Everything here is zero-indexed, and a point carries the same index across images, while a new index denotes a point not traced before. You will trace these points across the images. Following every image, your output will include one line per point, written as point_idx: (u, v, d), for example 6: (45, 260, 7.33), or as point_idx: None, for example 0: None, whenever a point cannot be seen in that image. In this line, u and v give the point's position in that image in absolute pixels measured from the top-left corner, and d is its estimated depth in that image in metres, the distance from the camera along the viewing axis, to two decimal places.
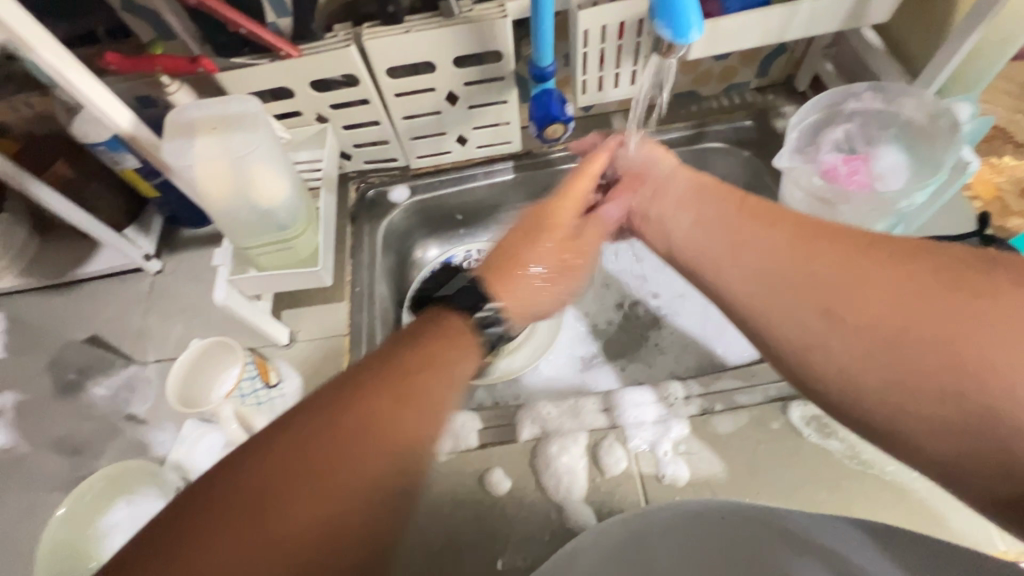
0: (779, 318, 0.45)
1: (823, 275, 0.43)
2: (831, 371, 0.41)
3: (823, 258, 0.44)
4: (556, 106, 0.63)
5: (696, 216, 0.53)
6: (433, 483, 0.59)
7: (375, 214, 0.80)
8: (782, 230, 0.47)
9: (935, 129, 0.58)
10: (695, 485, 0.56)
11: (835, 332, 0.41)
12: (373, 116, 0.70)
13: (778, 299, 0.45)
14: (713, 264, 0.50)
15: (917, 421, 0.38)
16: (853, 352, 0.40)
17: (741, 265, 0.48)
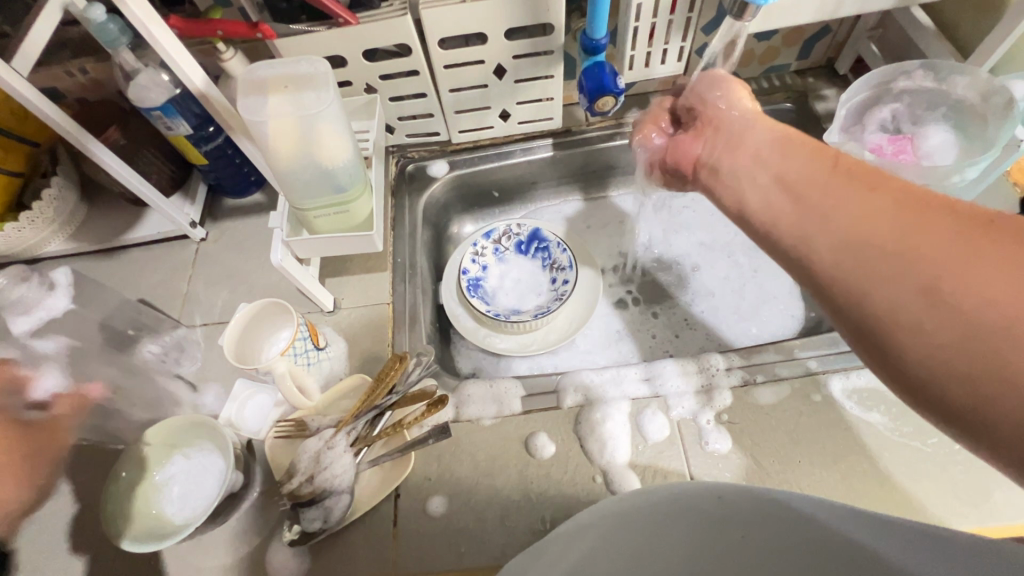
0: (861, 282, 0.34)
1: (931, 243, 0.32)
2: (916, 356, 0.31)
3: (934, 226, 0.32)
4: (609, 78, 0.63)
5: (779, 168, 0.43)
6: (479, 445, 0.60)
7: (415, 187, 0.81)
8: (889, 187, 0.36)
9: (986, 107, 0.58)
10: (739, 455, 0.57)
11: (932, 309, 0.30)
12: (421, 87, 0.71)
13: (865, 262, 0.34)
14: (790, 221, 0.40)
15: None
16: (949, 334, 0.30)
17: (826, 222, 0.37)
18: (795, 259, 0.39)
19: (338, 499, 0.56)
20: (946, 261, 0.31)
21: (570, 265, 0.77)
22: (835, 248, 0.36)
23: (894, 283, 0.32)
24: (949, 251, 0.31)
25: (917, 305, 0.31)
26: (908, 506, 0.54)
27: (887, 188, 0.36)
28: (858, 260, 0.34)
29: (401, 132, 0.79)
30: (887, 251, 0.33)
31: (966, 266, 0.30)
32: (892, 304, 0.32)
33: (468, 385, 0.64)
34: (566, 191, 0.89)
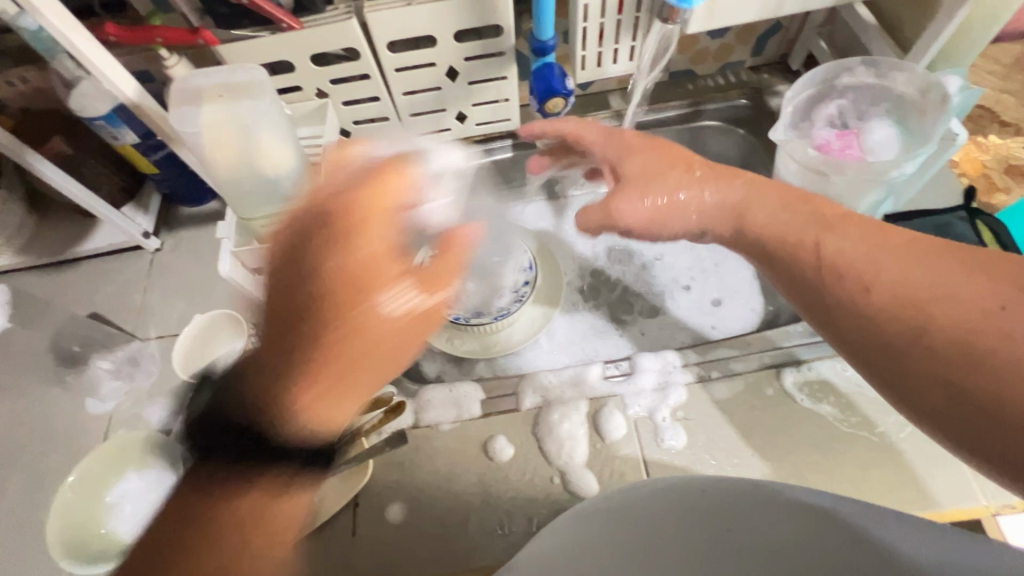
0: (876, 310, 0.41)
1: (928, 281, 0.40)
2: (915, 372, 0.38)
3: (930, 266, 0.40)
4: (557, 80, 0.64)
5: (772, 236, 0.48)
6: (438, 451, 0.60)
7: None
8: (877, 251, 0.43)
9: (925, 102, 0.60)
10: (694, 450, 0.58)
11: (934, 335, 0.38)
12: (374, 91, 0.70)
13: (882, 292, 0.41)
14: (803, 252, 0.46)
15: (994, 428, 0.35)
16: (940, 356, 0.37)
17: (843, 294, 0.43)
18: (805, 282, 0.46)
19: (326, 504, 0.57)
20: (943, 298, 0.38)
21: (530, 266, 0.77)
22: (852, 279, 0.42)
23: (911, 344, 0.39)
24: (946, 310, 0.38)
25: (914, 332, 0.39)
26: (856, 494, 0.55)
27: (884, 248, 0.43)
28: (877, 327, 0.41)
29: (358, 135, 0.79)
30: (896, 317, 0.40)
31: (956, 302, 0.38)
32: (899, 329, 0.39)
33: (426, 390, 0.64)
34: (529, 192, 0.88)
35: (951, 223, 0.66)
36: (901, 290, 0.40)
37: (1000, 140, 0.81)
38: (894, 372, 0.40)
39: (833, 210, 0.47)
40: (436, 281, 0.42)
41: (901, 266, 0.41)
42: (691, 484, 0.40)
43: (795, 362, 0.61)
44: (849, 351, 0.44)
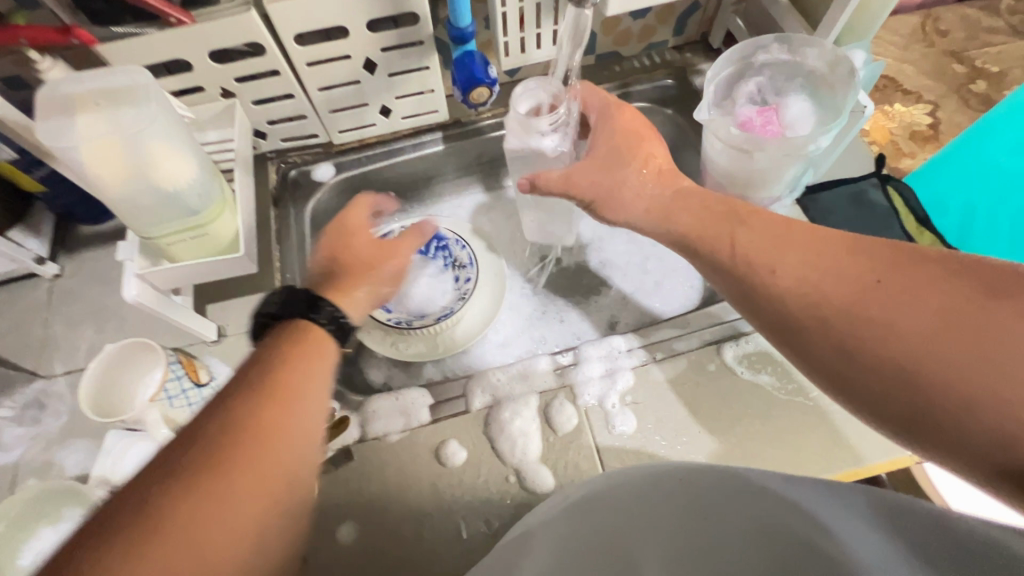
0: (774, 280, 0.44)
1: (820, 254, 0.43)
2: (809, 333, 0.41)
3: (823, 240, 0.44)
4: (480, 68, 0.62)
5: (693, 232, 0.52)
6: (388, 463, 0.58)
7: (299, 195, 0.77)
8: (780, 240, 0.46)
9: (834, 76, 0.62)
10: (644, 433, 0.58)
11: (819, 297, 0.41)
12: (286, 88, 0.66)
13: (782, 263, 0.44)
14: (714, 237, 0.50)
15: (869, 376, 0.37)
16: (827, 316, 0.40)
17: (752, 278, 0.46)
18: (719, 261, 0.49)
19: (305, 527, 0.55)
20: (827, 266, 0.42)
21: (470, 261, 0.75)
22: (757, 256, 0.46)
23: (806, 312, 0.41)
24: (831, 276, 0.41)
25: (804, 295, 0.42)
26: (799, 458, 0.57)
27: (786, 230, 0.47)
28: (780, 304, 0.43)
29: (275, 135, 0.74)
30: (797, 296, 0.42)
31: (838, 268, 0.41)
32: (793, 294, 0.43)
33: (373, 401, 0.61)
34: (466, 184, 0.85)
35: (864, 190, 0.69)
36: (799, 272, 0.43)
37: (903, 107, 0.86)
38: (796, 343, 0.42)
39: (746, 207, 0.51)
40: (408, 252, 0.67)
41: (801, 252, 0.44)
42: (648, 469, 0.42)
43: (734, 336, 0.62)
44: (760, 328, 0.46)
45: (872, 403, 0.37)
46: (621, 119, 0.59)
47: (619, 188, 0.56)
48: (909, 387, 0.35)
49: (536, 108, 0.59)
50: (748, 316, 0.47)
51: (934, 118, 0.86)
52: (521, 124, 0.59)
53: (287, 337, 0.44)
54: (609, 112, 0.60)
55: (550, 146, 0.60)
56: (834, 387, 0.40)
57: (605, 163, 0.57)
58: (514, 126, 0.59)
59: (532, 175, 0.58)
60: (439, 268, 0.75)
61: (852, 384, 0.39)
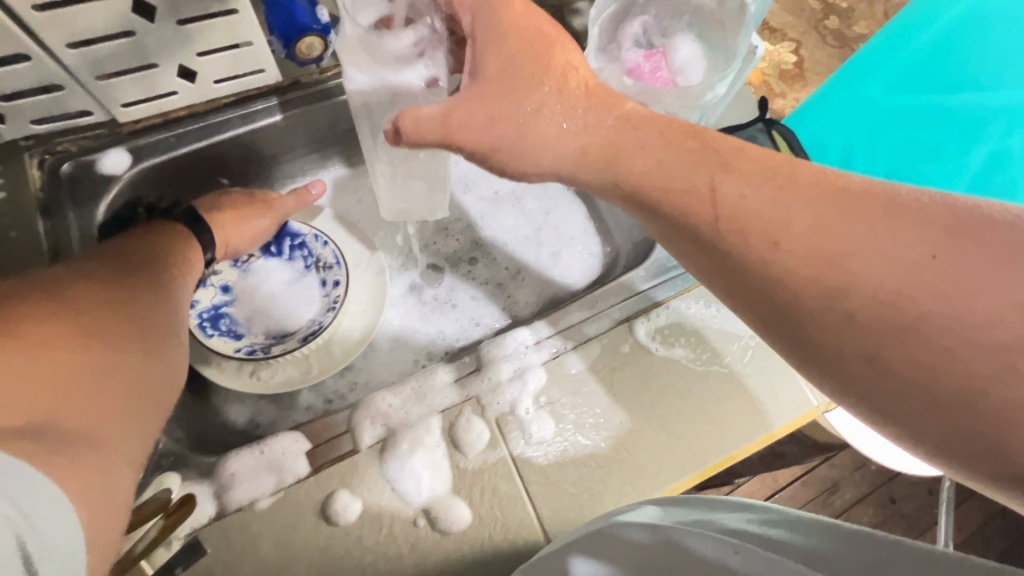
0: (788, 265, 0.31)
1: (851, 223, 0.30)
2: (837, 341, 0.30)
3: (848, 202, 0.31)
4: (304, 11, 0.51)
5: (653, 180, 0.38)
6: (259, 538, 0.46)
7: (83, 198, 0.58)
8: (785, 193, 0.33)
9: (723, 13, 0.56)
10: (563, 436, 0.52)
11: (856, 292, 0.29)
12: (11, 46, 0.45)
13: (802, 239, 0.31)
14: (673, 191, 0.36)
15: (922, 403, 0.28)
16: (867, 320, 0.29)
17: (747, 250, 0.33)
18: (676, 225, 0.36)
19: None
20: (863, 244, 0.30)
21: (337, 260, 0.63)
22: (760, 225, 0.32)
23: (832, 312, 0.30)
24: (869, 262, 0.29)
25: (831, 288, 0.30)
26: (721, 432, 0.54)
27: (791, 186, 0.33)
28: (791, 297, 0.31)
29: (21, 116, 0.52)
30: (817, 279, 0.30)
31: (879, 247, 0.29)
32: (817, 288, 0.30)
33: (228, 461, 0.49)
34: (327, 158, 0.72)
35: (752, 137, 0.66)
36: (819, 244, 0.31)
37: (773, 46, 0.85)
38: (802, 342, 0.32)
39: (725, 143, 0.37)
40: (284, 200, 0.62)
41: (819, 210, 0.31)
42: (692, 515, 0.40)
43: (645, 311, 0.57)
44: (748, 317, 0.35)
45: (920, 431, 0.29)
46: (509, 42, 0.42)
47: None
48: (970, 414, 0.27)
49: (379, 21, 0.47)
50: (737, 303, 0.35)
51: (799, 56, 0.86)
52: (367, 43, 0.45)
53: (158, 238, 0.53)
54: (488, 15, 0.42)
55: (414, 80, 0.47)
56: (861, 405, 0.31)
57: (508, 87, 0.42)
58: (359, 49, 0.45)
59: (396, 117, 0.43)
60: (299, 271, 0.64)
61: (895, 406, 0.29)
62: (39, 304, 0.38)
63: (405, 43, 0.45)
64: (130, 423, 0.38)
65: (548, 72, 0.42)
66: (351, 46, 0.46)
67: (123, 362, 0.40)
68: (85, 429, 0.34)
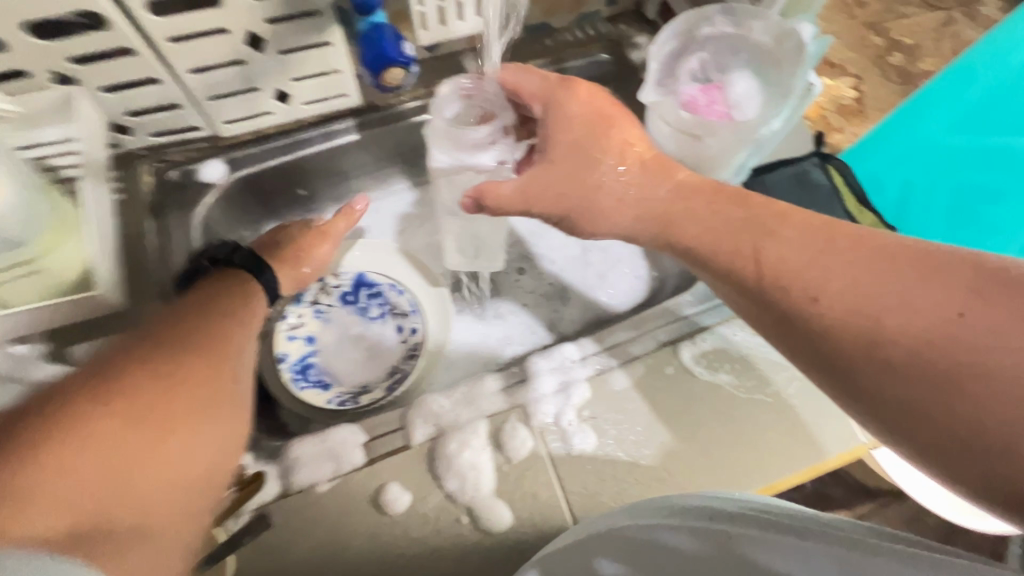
0: (826, 315, 0.36)
1: (884, 280, 0.35)
2: (874, 384, 0.34)
3: (882, 263, 0.36)
4: (391, 45, 0.55)
5: (704, 242, 0.44)
6: (317, 520, 0.50)
7: (183, 202, 0.64)
8: (823, 254, 0.38)
9: (782, 52, 0.59)
10: (605, 450, 0.54)
11: (887, 342, 0.33)
12: (146, 71, 0.52)
13: (841, 292, 0.36)
14: (727, 244, 0.42)
15: (953, 445, 0.30)
16: (898, 366, 0.33)
17: (789, 304, 0.38)
18: (728, 276, 0.42)
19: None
20: (896, 299, 0.34)
21: (413, 308, 0.66)
22: (800, 277, 0.38)
23: (868, 357, 0.34)
24: (903, 316, 0.33)
25: (865, 337, 0.34)
26: (763, 461, 0.55)
27: (831, 246, 0.38)
28: (831, 342, 0.36)
29: (143, 130, 0.60)
30: (852, 331, 0.35)
31: (911, 302, 0.33)
32: (852, 335, 0.35)
33: (293, 446, 0.52)
34: (388, 176, 0.77)
35: (807, 170, 0.66)
36: (855, 301, 0.35)
37: (832, 81, 0.86)
38: (842, 382, 0.36)
39: (766, 209, 0.43)
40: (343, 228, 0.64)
41: (855, 268, 0.36)
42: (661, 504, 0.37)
43: (691, 335, 0.59)
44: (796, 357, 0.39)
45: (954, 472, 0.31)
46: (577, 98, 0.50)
47: (585, 179, 0.49)
48: (1001, 459, 0.29)
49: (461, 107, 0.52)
50: (786, 345, 0.39)
51: (859, 91, 0.86)
52: (451, 135, 0.51)
53: (225, 283, 0.52)
54: (556, 97, 0.51)
55: (488, 161, 0.52)
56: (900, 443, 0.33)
57: (576, 141, 0.49)
58: (444, 136, 0.51)
59: (477, 193, 0.51)
60: (374, 319, 0.66)
61: (931, 447, 0.31)
62: (102, 379, 0.36)
63: (483, 133, 0.51)
64: (187, 502, 0.37)
65: (611, 133, 0.50)
66: (438, 135, 0.51)
67: (187, 433, 0.38)
68: (139, 527, 0.33)
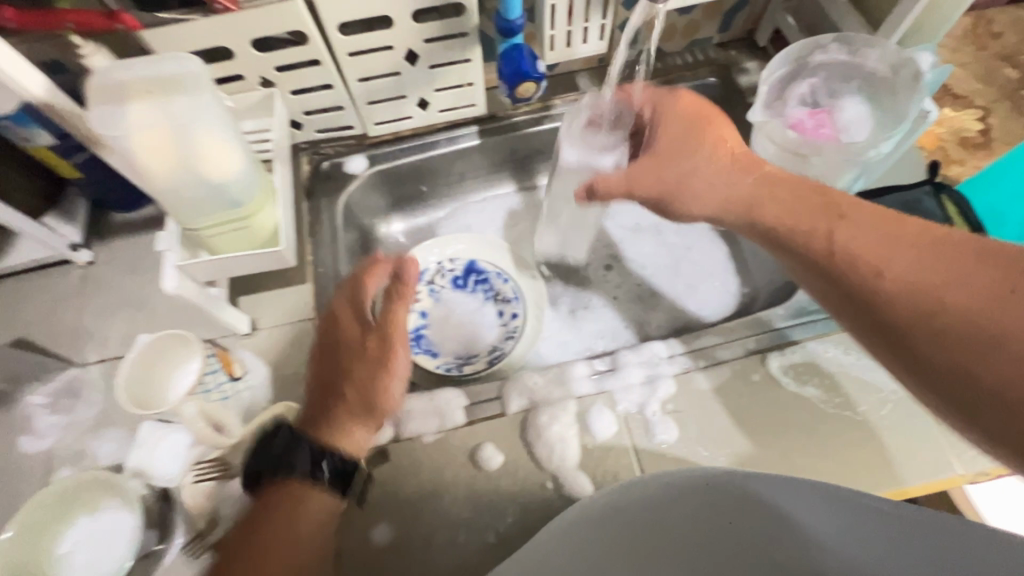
0: (891, 289, 0.42)
1: (946, 264, 0.41)
2: (928, 350, 0.39)
3: (946, 251, 0.41)
4: (527, 63, 0.63)
5: (786, 225, 0.49)
6: (423, 465, 0.57)
7: (332, 188, 0.76)
8: (891, 241, 0.44)
9: (896, 79, 0.61)
10: (686, 443, 0.57)
11: (940, 314, 0.39)
12: (325, 78, 0.64)
13: (904, 269, 0.42)
14: (805, 228, 0.48)
15: (992, 404, 0.36)
16: (945, 334, 0.38)
17: (855, 278, 0.44)
18: (805, 255, 0.48)
19: (221, 523, 0.54)
20: (952, 279, 0.40)
21: (516, 296, 0.74)
22: (870, 256, 0.44)
23: (923, 325, 0.40)
24: (956, 294, 0.39)
25: (920, 307, 0.40)
26: (845, 477, 0.55)
27: (898, 234, 0.44)
28: (889, 311, 0.42)
29: (311, 127, 0.72)
30: (909, 304, 0.41)
31: (963, 282, 0.39)
32: (907, 305, 0.41)
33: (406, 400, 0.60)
34: (497, 179, 0.85)
35: (918, 199, 0.66)
36: (917, 280, 0.41)
37: (954, 112, 0.83)
38: (900, 348, 0.41)
39: (844, 199, 0.48)
40: (407, 316, 0.55)
41: (918, 255, 0.42)
42: (695, 474, 0.41)
43: (780, 346, 0.60)
44: (861, 328, 0.44)
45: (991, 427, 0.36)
46: (673, 110, 0.57)
47: (685, 179, 0.54)
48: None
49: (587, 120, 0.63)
50: (851, 315, 0.45)
51: (985, 123, 0.82)
52: (581, 138, 0.62)
53: (274, 501, 0.50)
54: (663, 104, 0.57)
55: (609, 161, 0.60)
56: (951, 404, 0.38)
57: (680, 135, 0.56)
58: (574, 139, 0.62)
59: (589, 181, 0.57)
60: (481, 301, 0.74)
61: (975, 406, 0.37)
62: None
63: (606, 141, 0.61)
64: None
65: (704, 139, 0.55)
66: (573, 137, 0.62)
67: None
68: None
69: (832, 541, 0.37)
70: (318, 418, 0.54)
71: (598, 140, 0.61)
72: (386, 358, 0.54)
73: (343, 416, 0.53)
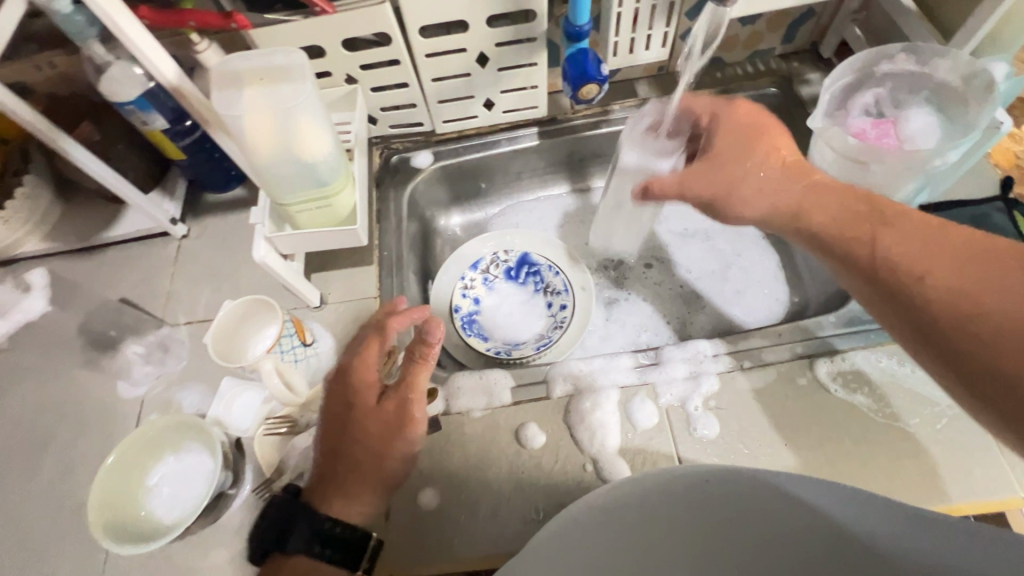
0: (931, 294, 0.42)
1: (991, 269, 0.40)
2: (967, 354, 0.39)
3: (993, 258, 0.41)
4: (592, 65, 0.66)
5: (833, 231, 0.51)
6: (469, 439, 0.61)
7: (399, 179, 0.81)
8: (937, 249, 0.44)
9: (968, 90, 0.60)
10: (727, 440, 0.58)
11: (979, 318, 0.39)
12: (403, 77, 0.70)
13: (946, 275, 0.42)
14: (851, 235, 0.49)
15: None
16: (983, 337, 0.38)
17: (897, 283, 0.45)
18: (850, 260, 0.49)
19: (288, 471, 0.60)
20: (996, 285, 0.39)
21: (565, 289, 0.76)
22: (912, 262, 0.44)
23: (961, 328, 0.39)
24: (998, 298, 0.38)
25: (959, 312, 0.40)
26: (893, 487, 0.55)
27: (944, 242, 0.44)
28: (927, 314, 0.42)
29: (385, 122, 0.78)
30: (948, 308, 0.41)
31: (1006, 287, 0.39)
32: (947, 310, 0.41)
33: (457, 377, 0.64)
34: (552, 180, 0.89)
35: (986, 214, 0.64)
36: (958, 286, 0.41)
37: None
38: (939, 352, 0.41)
39: (891, 207, 0.49)
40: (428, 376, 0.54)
41: (963, 262, 0.42)
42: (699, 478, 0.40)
43: (830, 352, 0.60)
44: (903, 334, 0.45)
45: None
46: (735, 114, 0.58)
47: (736, 185, 0.57)
48: None
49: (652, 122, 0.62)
50: (893, 320, 0.45)
51: None
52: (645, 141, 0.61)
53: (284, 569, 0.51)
54: (723, 112, 0.59)
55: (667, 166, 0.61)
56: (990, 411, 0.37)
57: (738, 139, 0.57)
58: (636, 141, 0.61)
59: (645, 181, 0.59)
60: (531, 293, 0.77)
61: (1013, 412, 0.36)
62: None
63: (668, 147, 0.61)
64: None
65: (758, 149, 0.57)
66: (633, 139, 0.61)
67: None
68: None
69: (893, 544, 0.33)
70: (329, 481, 0.54)
71: (665, 146, 0.61)
72: (405, 422, 0.54)
73: (356, 481, 0.53)
